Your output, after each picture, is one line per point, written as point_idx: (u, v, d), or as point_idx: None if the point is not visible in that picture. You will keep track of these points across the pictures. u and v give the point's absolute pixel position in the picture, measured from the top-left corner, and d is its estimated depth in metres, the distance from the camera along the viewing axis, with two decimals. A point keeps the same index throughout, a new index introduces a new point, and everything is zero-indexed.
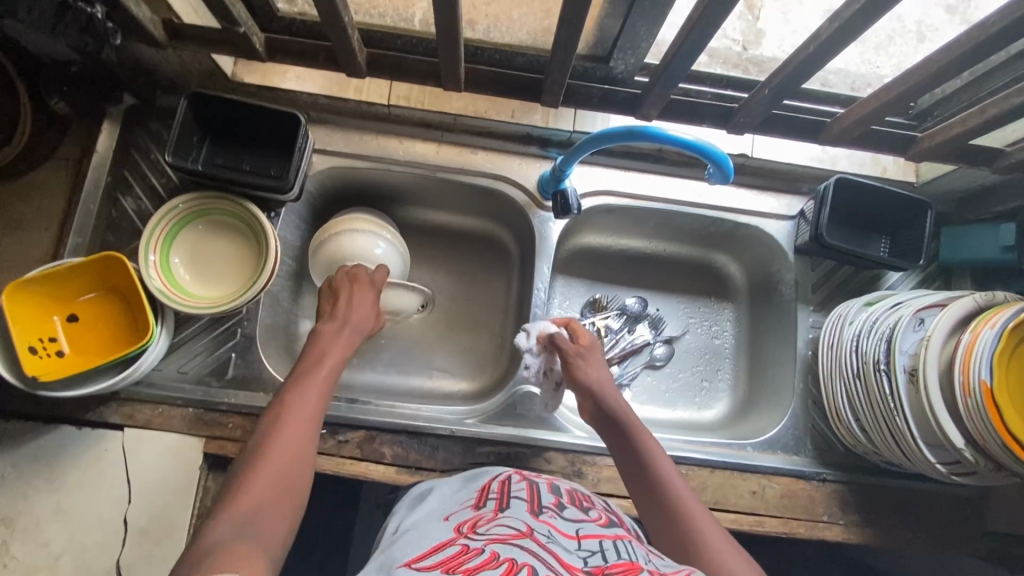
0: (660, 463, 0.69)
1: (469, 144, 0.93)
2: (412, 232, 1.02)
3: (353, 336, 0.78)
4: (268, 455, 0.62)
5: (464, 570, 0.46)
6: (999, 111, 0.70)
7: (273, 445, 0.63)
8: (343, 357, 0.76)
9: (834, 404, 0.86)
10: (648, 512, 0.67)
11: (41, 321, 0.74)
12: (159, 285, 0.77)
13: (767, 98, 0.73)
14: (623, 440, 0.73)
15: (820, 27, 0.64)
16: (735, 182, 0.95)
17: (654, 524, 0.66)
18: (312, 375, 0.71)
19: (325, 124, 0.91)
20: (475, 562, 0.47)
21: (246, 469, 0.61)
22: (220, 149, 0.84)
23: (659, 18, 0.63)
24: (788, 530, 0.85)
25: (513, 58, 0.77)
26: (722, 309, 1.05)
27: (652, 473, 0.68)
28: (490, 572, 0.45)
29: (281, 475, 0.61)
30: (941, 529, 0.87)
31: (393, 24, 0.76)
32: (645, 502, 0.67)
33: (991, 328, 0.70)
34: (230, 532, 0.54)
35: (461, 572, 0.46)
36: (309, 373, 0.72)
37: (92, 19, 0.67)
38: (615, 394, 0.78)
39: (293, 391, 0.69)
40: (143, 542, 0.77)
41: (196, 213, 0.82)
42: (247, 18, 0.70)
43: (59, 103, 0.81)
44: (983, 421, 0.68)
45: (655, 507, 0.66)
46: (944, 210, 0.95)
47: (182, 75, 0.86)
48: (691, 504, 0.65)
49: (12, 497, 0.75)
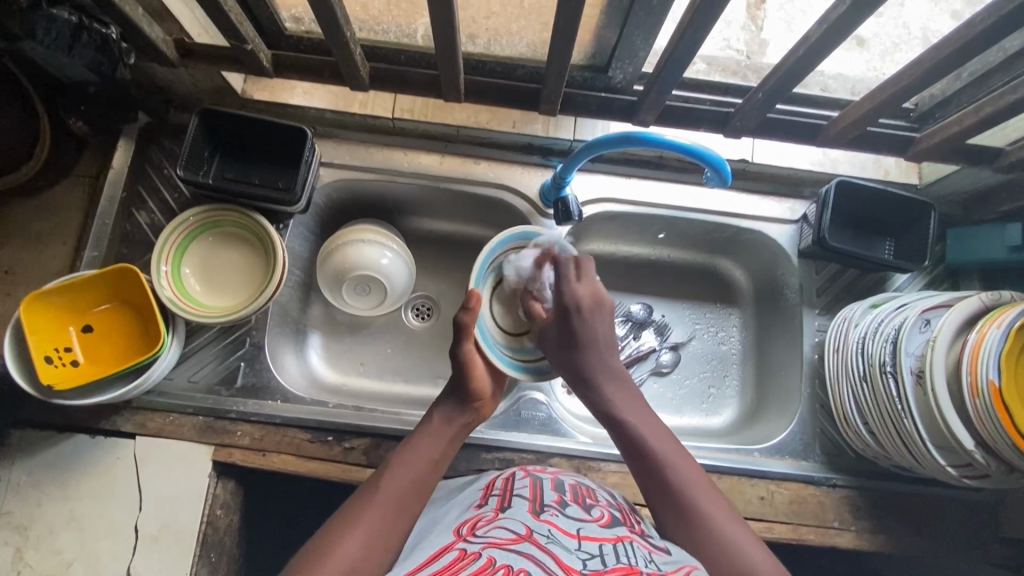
0: (658, 441, 0.65)
1: (471, 154, 0.94)
2: (419, 243, 1.03)
3: (464, 428, 0.70)
4: (340, 550, 0.55)
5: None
6: (995, 109, 0.70)
7: (367, 517, 0.58)
8: (450, 447, 0.68)
9: (842, 408, 0.85)
10: (654, 497, 0.63)
11: (57, 330, 0.76)
12: (170, 294, 0.79)
13: (760, 102, 0.75)
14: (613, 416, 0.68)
15: (809, 30, 0.65)
16: (736, 188, 0.96)
17: (660, 514, 0.62)
18: (428, 448, 0.66)
19: (330, 138, 0.93)
20: (470, 571, 0.47)
21: (353, 512, 0.59)
22: (230, 163, 0.87)
23: (654, 27, 0.65)
24: (798, 536, 0.84)
25: (514, 70, 0.79)
26: (728, 315, 1.05)
27: (651, 456, 0.64)
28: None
29: (363, 560, 0.55)
30: (956, 535, 0.86)
31: (397, 40, 0.78)
32: (647, 485, 0.64)
33: (998, 327, 0.69)
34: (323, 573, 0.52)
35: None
36: (427, 441, 0.67)
37: (107, 39, 0.70)
38: (602, 353, 0.71)
39: (398, 460, 0.65)
40: (153, 549, 0.78)
41: (206, 225, 0.84)
42: (253, 35, 0.71)
43: (78, 122, 0.86)
44: (992, 422, 0.67)
45: (654, 486, 0.63)
46: (949, 212, 0.95)
47: (194, 93, 0.89)
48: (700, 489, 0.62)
49: (29, 504, 0.78)
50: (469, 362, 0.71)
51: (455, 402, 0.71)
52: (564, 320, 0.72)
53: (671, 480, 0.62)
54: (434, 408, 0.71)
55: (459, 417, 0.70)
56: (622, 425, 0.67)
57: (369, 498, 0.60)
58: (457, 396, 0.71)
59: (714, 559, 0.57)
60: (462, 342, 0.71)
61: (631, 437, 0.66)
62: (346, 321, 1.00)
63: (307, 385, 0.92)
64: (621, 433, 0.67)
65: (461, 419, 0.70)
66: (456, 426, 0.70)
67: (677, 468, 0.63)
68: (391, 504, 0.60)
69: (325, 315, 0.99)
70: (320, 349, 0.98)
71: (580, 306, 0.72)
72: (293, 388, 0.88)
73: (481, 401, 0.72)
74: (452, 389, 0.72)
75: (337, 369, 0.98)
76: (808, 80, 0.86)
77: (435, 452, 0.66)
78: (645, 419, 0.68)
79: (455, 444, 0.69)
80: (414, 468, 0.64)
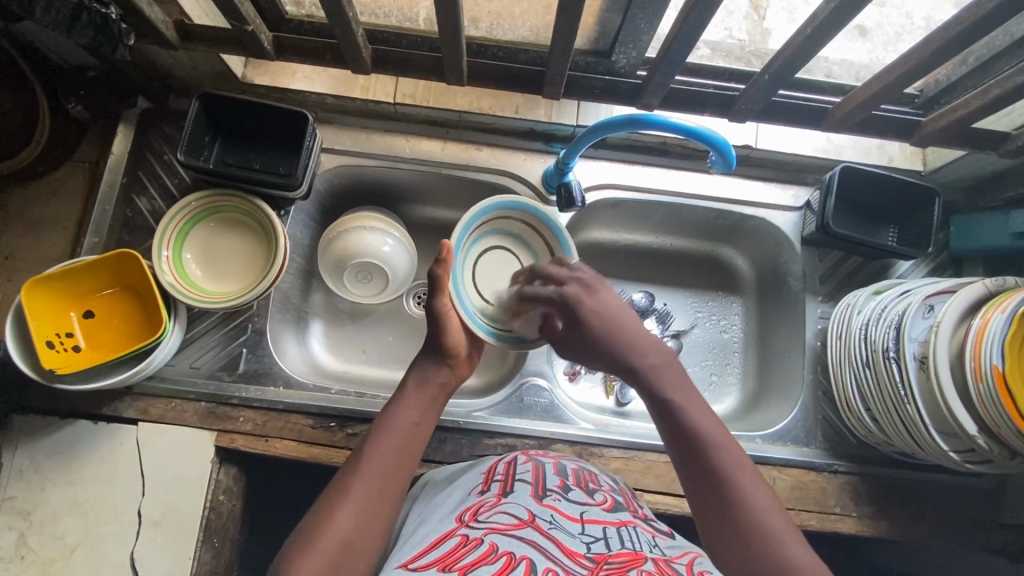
0: (705, 423, 0.63)
1: (473, 140, 0.94)
2: (420, 231, 1.03)
3: (441, 392, 0.71)
4: (333, 521, 0.55)
5: (459, 568, 0.45)
6: (1003, 91, 0.70)
7: (359, 488, 0.58)
8: (427, 410, 0.68)
9: (844, 393, 0.85)
10: (688, 474, 0.61)
11: (59, 315, 0.76)
12: (172, 279, 0.79)
13: (766, 84, 0.74)
14: (658, 396, 0.65)
15: (816, 10, 0.64)
16: (740, 174, 0.95)
17: (694, 494, 0.60)
18: (410, 417, 0.66)
19: (331, 124, 0.93)
20: (470, 559, 0.46)
21: (344, 483, 0.59)
22: (231, 149, 0.86)
23: (659, 10, 0.64)
24: (800, 522, 0.84)
25: (516, 54, 0.78)
26: (731, 303, 1.05)
27: (692, 434, 0.62)
28: (486, 568, 0.45)
29: (358, 533, 0.55)
30: (958, 520, 0.86)
31: (398, 24, 0.78)
32: (685, 465, 0.62)
33: (1001, 312, 0.68)
34: (319, 549, 0.53)
35: (457, 570, 0.45)
36: (409, 410, 0.66)
37: (107, 19, 0.69)
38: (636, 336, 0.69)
39: (382, 427, 0.64)
40: (155, 534, 0.78)
41: (206, 210, 0.84)
42: (255, 16, 0.70)
43: (78, 107, 0.85)
44: (996, 408, 0.67)
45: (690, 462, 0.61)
46: (953, 199, 0.95)
47: (195, 78, 0.88)
48: (742, 474, 0.59)
49: (31, 490, 0.78)
50: (443, 316, 0.71)
51: (432, 360, 0.71)
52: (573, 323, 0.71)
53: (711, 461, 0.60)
54: (411, 370, 0.71)
55: (436, 376, 0.70)
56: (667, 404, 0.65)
57: (358, 468, 0.60)
58: (433, 354, 0.72)
59: (748, 541, 0.55)
60: (438, 297, 0.71)
61: (676, 417, 0.63)
62: (347, 309, 1.00)
63: (309, 372, 0.92)
64: (665, 412, 0.64)
65: (436, 378, 0.70)
66: (434, 386, 0.70)
67: (716, 447, 0.61)
68: (379, 473, 0.60)
69: (326, 302, 0.99)
70: (322, 338, 0.98)
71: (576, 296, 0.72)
72: (295, 373, 0.87)
73: (455, 360, 0.73)
74: (427, 350, 0.72)
75: (338, 357, 0.97)
76: (811, 66, 0.85)
77: (416, 414, 0.67)
78: (692, 399, 0.65)
79: (437, 404, 0.70)
80: (401, 436, 0.64)
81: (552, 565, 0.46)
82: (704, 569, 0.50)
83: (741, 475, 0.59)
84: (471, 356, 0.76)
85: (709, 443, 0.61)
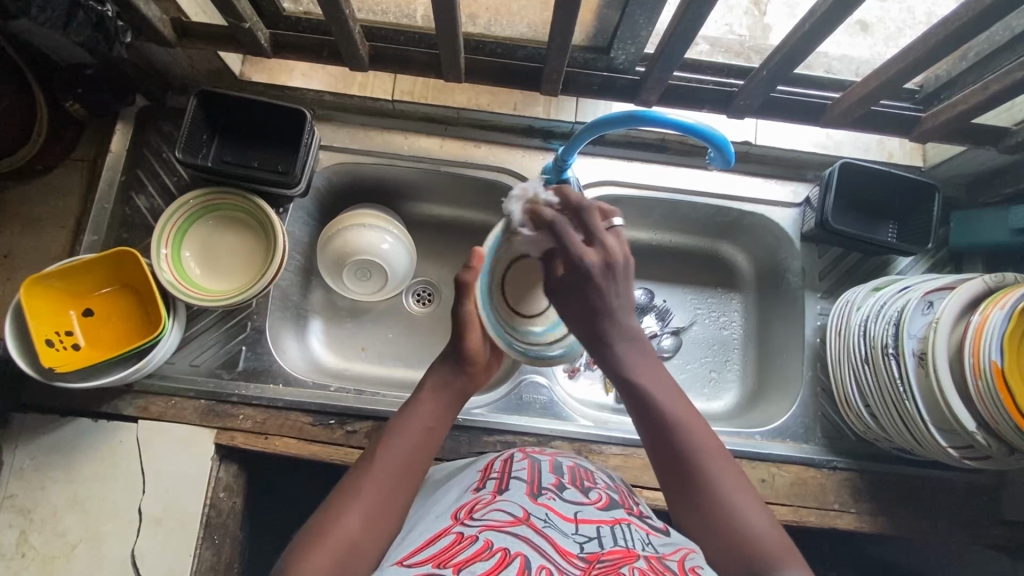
0: (681, 414, 0.63)
1: (471, 137, 0.94)
2: (420, 228, 1.03)
3: (459, 398, 0.70)
4: (340, 523, 0.55)
5: (453, 565, 0.45)
6: (1003, 86, 0.70)
7: (369, 491, 0.58)
8: (443, 415, 0.67)
9: (843, 390, 0.85)
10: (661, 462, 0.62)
11: (58, 314, 0.76)
12: (170, 278, 0.79)
13: (765, 80, 0.74)
14: (631, 384, 0.65)
15: (814, 6, 0.64)
16: (739, 171, 0.95)
17: (667, 481, 0.61)
18: (423, 422, 0.65)
19: (330, 121, 0.93)
20: (465, 556, 0.47)
21: (353, 484, 0.59)
22: (229, 147, 0.86)
23: (657, 6, 0.63)
24: (799, 518, 0.84)
25: (515, 51, 0.77)
26: (730, 300, 1.04)
27: (666, 423, 0.62)
28: (481, 564, 0.45)
29: (366, 536, 0.55)
30: (956, 517, 0.86)
31: (396, 20, 0.77)
32: (659, 453, 0.62)
33: (1000, 308, 0.68)
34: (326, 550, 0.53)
35: (451, 567, 0.45)
36: (423, 416, 0.66)
37: (103, 17, 0.70)
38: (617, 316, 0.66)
39: (394, 431, 0.64)
40: (157, 531, 0.79)
41: (205, 208, 0.84)
42: (252, 14, 0.70)
43: (75, 105, 0.83)
44: (995, 404, 0.67)
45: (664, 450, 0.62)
46: (954, 195, 0.95)
47: (193, 75, 0.88)
48: (717, 462, 0.60)
49: (33, 488, 0.79)
50: (467, 322, 0.70)
51: (450, 366, 0.70)
52: (578, 282, 0.65)
53: (685, 451, 0.61)
54: (431, 374, 0.70)
55: (454, 382, 0.70)
56: (644, 397, 0.64)
57: (367, 471, 0.60)
58: (454, 359, 0.70)
59: (721, 529, 0.56)
60: (462, 302, 0.70)
61: (649, 408, 0.63)
62: (348, 307, 1.00)
63: (308, 370, 0.92)
64: (639, 402, 0.64)
65: (453, 384, 0.69)
66: (451, 392, 0.69)
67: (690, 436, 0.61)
68: (389, 476, 0.60)
69: (325, 300, 0.99)
70: (321, 335, 0.98)
71: (593, 268, 0.65)
72: (294, 372, 0.88)
73: (477, 365, 0.71)
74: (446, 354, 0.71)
75: (337, 354, 0.97)
76: (811, 62, 0.84)
77: (429, 422, 0.66)
78: (665, 386, 0.65)
79: (454, 410, 0.69)
80: (413, 441, 0.63)
81: (546, 562, 0.46)
82: (695, 565, 0.51)
83: (718, 465, 0.60)
84: (489, 365, 0.74)
85: (683, 432, 0.61)
